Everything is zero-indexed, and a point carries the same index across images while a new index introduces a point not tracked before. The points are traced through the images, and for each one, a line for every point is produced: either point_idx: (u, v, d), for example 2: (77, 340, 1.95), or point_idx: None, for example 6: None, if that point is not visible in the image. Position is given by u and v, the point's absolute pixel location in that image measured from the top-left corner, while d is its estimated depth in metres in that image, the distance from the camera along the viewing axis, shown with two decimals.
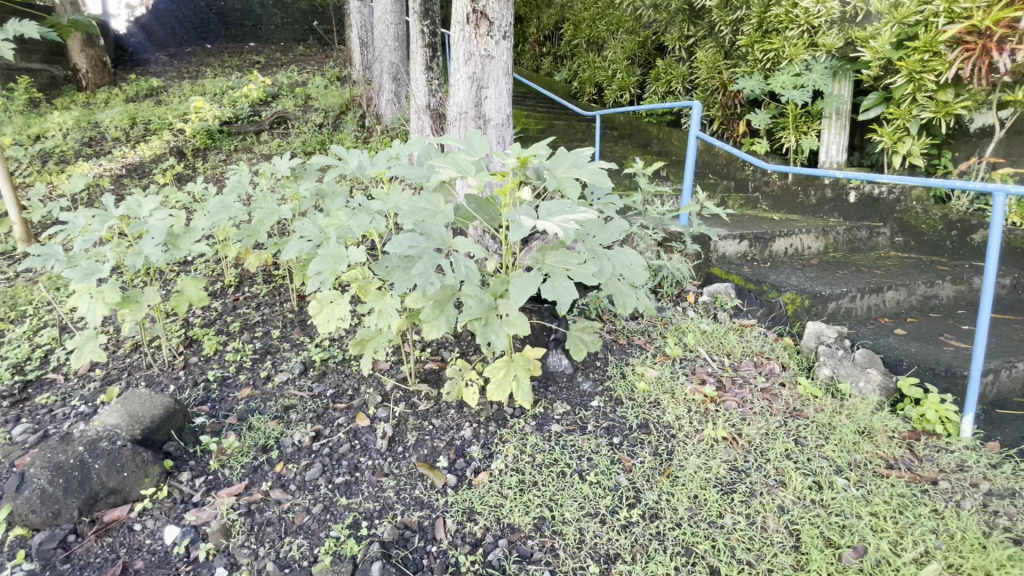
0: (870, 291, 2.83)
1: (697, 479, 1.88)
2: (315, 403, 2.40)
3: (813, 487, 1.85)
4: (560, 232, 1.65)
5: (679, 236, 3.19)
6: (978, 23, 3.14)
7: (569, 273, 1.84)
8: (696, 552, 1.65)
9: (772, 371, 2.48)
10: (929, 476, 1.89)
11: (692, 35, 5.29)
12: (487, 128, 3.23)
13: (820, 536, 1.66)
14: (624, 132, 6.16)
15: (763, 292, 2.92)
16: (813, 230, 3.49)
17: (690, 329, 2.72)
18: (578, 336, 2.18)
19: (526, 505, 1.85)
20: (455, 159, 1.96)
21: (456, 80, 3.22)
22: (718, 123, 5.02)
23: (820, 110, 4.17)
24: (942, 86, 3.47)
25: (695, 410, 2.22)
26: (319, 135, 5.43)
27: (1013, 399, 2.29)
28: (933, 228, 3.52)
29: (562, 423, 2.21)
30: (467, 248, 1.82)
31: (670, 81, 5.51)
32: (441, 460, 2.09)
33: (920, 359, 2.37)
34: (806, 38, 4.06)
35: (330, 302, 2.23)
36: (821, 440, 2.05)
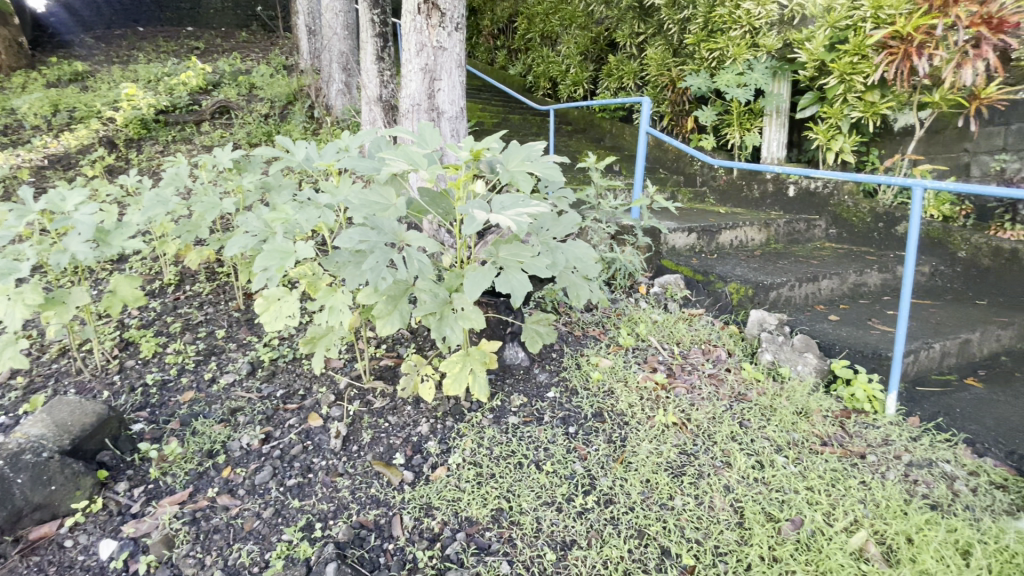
0: (807, 280, 3.00)
1: (648, 464, 1.95)
2: (264, 405, 2.32)
3: (756, 466, 1.95)
4: (512, 226, 1.65)
5: (631, 229, 3.27)
6: (901, 27, 3.38)
7: (523, 266, 1.85)
8: (648, 534, 1.71)
9: (719, 358, 2.59)
10: (859, 450, 2.03)
11: (643, 32, 5.40)
12: (440, 120, 3.18)
13: (761, 512, 1.75)
14: (578, 127, 6.24)
15: (710, 282, 3.05)
16: (756, 223, 3.68)
17: (642, 319, 2.81)
18: (533, 328, 2.21)
19: (483, 497, 1.86)
20: (406, 151, 1.93)
21: (408, 71, 3.16)
22: (667, 119, 5.13)
23: (762, 108, 4.37)
24: (869, 87, 3.71)
25: (647, 398, 2.30)
26: (265, 127, 5.20)
27: (931, 376, 2.49)
28: (862, 221, 3.77)
29: (519, 415, 2.23)
30: (420, 242, 1.80)
31: (621, 77, 5.61)
32: (397, 456, 2.06)
33: (851, 343, 2.52)
34: (748, 38, 4.26)
35: (277, 300, 2.16)
36: (762, 421, 2.16)
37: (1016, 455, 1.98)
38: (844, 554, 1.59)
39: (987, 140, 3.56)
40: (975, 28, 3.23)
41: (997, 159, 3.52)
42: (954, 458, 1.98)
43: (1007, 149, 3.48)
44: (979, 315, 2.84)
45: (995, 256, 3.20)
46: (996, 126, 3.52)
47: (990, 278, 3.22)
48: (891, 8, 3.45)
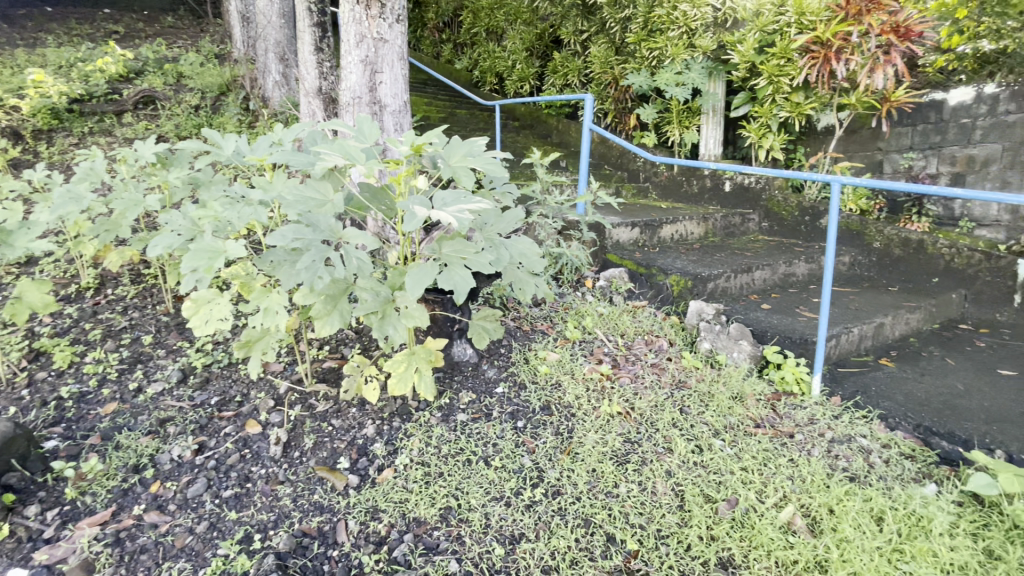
0: (742, 271, 3.16)
1: (594, 454, 2.00)
2: (197, 413, 2.19)
3: (695, 450, 2.04)
4: (454, 222, 1.64)
5: (577, 225, 3.32)
6: (822, 33, 3.65)
7: (467, 262, 1.83)
8: (595, 522, 1.75)
9: (661, 347, 2.69)
10: (788, 430, 2.17)
11: (586, 31, 5.51)
12: (383, 114, 3.09)
13: (700, 494, 1.83)
14: (525, 123, 6.26)
15: (652, 275, 3.15)
16: (695, 217, 3.83)
17: (588, 312, 2.87)
18: (480, 325, 2.20)
19: (432, 497, 1.84)
20: (343, 145, 1.87)
21: (347, 63, 3.05)
22: (611, 116, 5.22)
23: (699, 106, 4.54)
24: (794, 89, 3.94)
25: (593, 389, 2.35)
26: (195, 118, 4.89)
27: (850, 358, 2.69)
28: (790, 214, 4.01)
29: (468, 412, 2.23)
30: (359, 240, 1.75)
31: (566, 74, 5.68)
32: (342, 461, 2.01)
33: (781, 330, 2.67)
34: (685, 39, 4.42)
35: (207, 302, 2.04)
36: (702, 407, 2.26)
37: (922, 427, 2.14)
38: (774, 528, 1.69)
39: (898, 139, 3.87)
40: (886, 36, 3.53)
41: (905, 158, 3.84)
42: (870, 433, 2.14)
43: (914, 147, 3.81)
44: (891, 301, 3.09)
45: (904, 246, 3.49)
46: (904, 127, 3.84)
47: (901, 267, 3.51)
48: (812, 15, 3.72)
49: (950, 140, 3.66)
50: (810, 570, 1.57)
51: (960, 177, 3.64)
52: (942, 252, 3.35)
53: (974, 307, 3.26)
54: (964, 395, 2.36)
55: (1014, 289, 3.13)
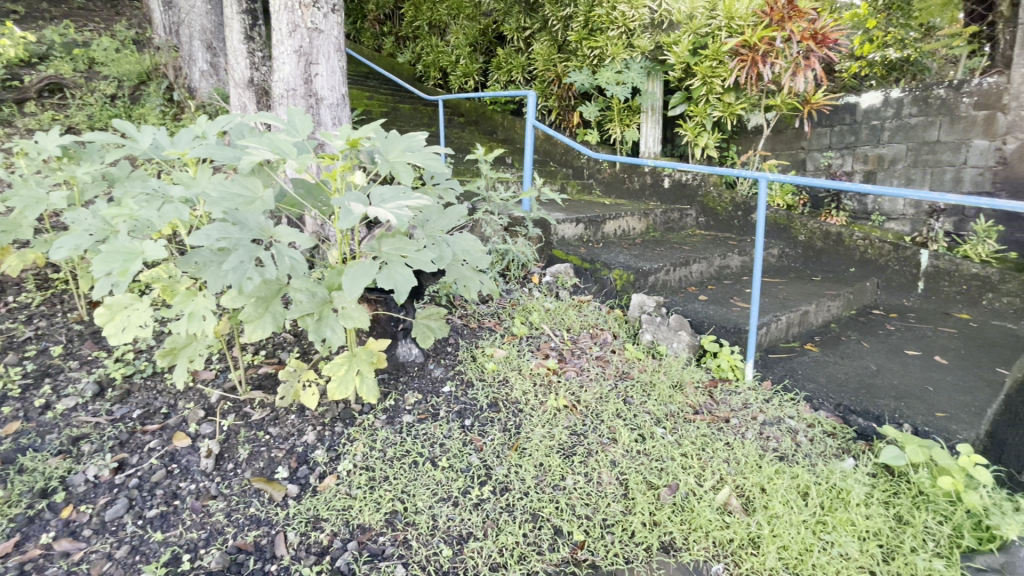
0: (680, 265, 3.28)
1: (541, 448, 2.01)
2: (116, 429, 2.02)
3: (638, 439, 2.10)
4: (392, 219, 1.59)
5: (522, 221, 3.33)
6: (749, 37, 3.84)
7: (407, 260, 1.79)
8: (542, 515, 1.76)
9: (605, 340, 2.75)
10: (724, 415, 2.27)
11: (529, 27, 5.55)
12: (320, 107, 2.96)
13: (643, 481, 1.88)
14: (470, 118, 6.23)
15: (597, 270, 3.22)
16: (636, 213, 3.94)
17: (535, 308, 2.89)
18: (425, 324, 2.16)
19: (377, 502, 1.79)
20: (272, 139, 1.78)
21: (279, 53, 2.90)
22: (555, 113, 5.27)
23: (639, 105, 4.64)
24: (726, 90, 4.14)
25: (540, 383, 2.37)
26: (111, 109, 4.50)
27: (779, 344, 2.86)
28: (724, 210, 4.20)
29: (414, 413, 2.18)
30: (291, 238, 1.67)
31: (510, 70, 5.68)
32: (280, 470, 1.91)
33: (717, 320, 2.79)
34: (624, 39, 4.51)
35: (124, 308, 1.89)
36: (644, 397, 2.34)
37: (842, 406, 2.30)
38: (711, 510, 1.76)
39: (818, 139, 4.14)
40: (806, 42, 3.77)
41: (825, 156, 4.12)
42: (797, 414, 2.28)
43: (832, 147, 4.09)
44: (814, 290, 3.31)
45: (825, 239, 3.75)
46: (824, 127, 4.11)
47: (822, 258, 3.78)
48: (740, 20, 3.96)
49: (862, 140, 3.95)
50: (745, 547, 1.65)
51: (872, 175, 3.93)
52: (858, 244, 3.63)
53: (886, 294, 3.55)
54: (877, 374, 2.56)
55: (918, 276, 3.44)
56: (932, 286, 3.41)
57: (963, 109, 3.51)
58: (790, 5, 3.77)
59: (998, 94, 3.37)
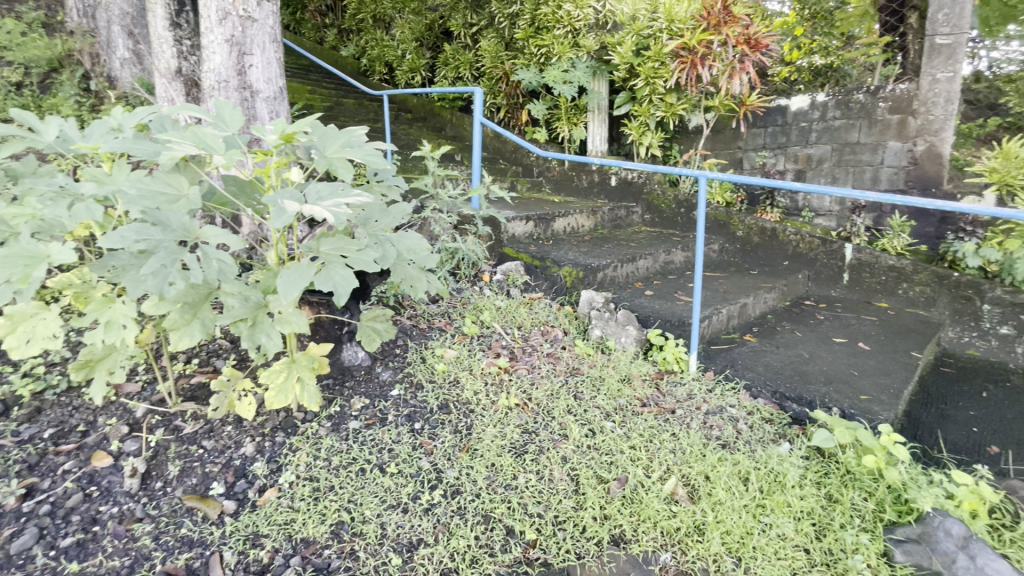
0: (627, 261, 3.35)
1: (493, 448, 1.99)
2: (23, 451, 1.83)
3: (589, 434, 2.13)
4: (330, 218, 1.53)
5: (472, 219, 3.29)
6: (689, 40, 3.98)
7: (348, 261, 1.73)
8: (494, 517, 1.75)
9: (556, 337, 2.77)
10: (670, 407, 2.34)
11: (477, 24, 5.56)
12: (255, 101, 2.80)
13: (593, 476, 1.90)
14: (418, 115, 6.12)
15: (547, 267, 3.23)
16: (585, 210, 3.99)
17: (487, 306, 2.87)
18: (370, 326, 2.10)
19: (322, 514, 1.72)
20: (196, 132, 1.66)
21: (208, 42, 2.72)
22: (503, 111, 5.25)
23: (585, 104, 4.70)
24: (668, 91, 4.26)
25: (491, 382, 2.35)
26: (16, 98, 4.08)
27: (721, 336, 2.98)
28: (668, 207, 4.32)
29: (361, 419, 2.11)
30: (219, 239, 1.57)
31: (458, 67, 5.60)
32: (215, 486, 1.80)
33: (662, 314, 2.87)
34: (570, 38, 4.53)
35: (29, 318, 1.71)
36: (594, 392, 2.37)
37: (778, 393, 2.42)
38: (659, 500, 1.80)
39: (753, 139, 4.35)
40: (741, 47, 3.95)
41: (759, 156, 4.33)
42: (737, 402, 2.38)
43: (766, 147, 4.30)
44: (752, 283, 3.47)
45: (761, 234, 3.94)
46: (759, 128, 4.32)
47: (759, 253, 3.97)
48: (680, 23, 4.09)
49: (793, 140, 4.18)
50: (691, 534, 1.70)
51: (802, 173, 4.17)
52: (791, 239, 3.83)
53: (816, 286, 3.79)
54: (809, 361, 2.72)
55: (843, 268, 3.68)
56: (856, 278, 3.65)
57: (879, 113, 3.77)
58: (725, 10, 3.93)
59: (910, 99, 3.64)
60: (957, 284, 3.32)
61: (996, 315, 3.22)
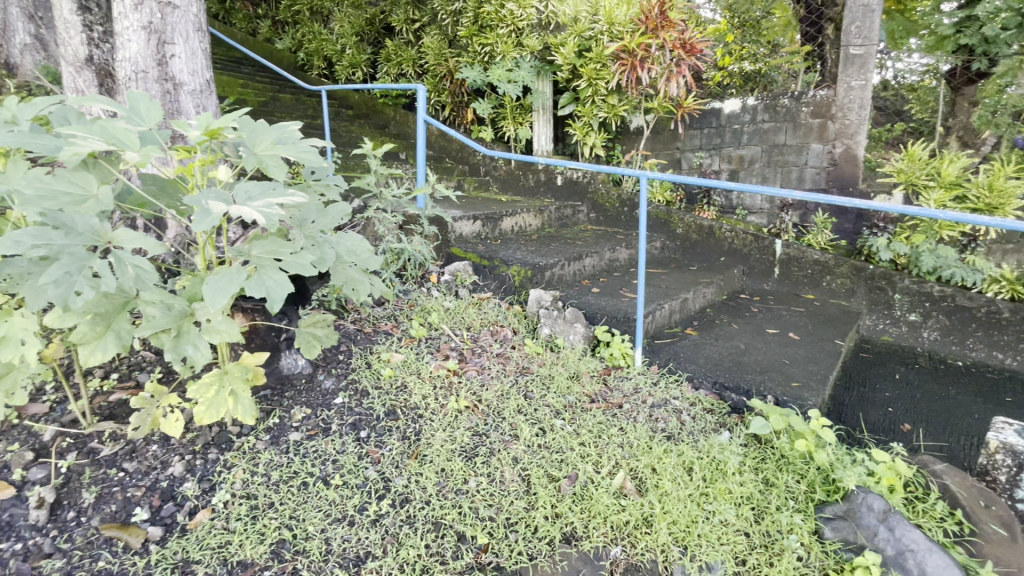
0: (574, 259, 3.39)
1: (442, 453, 1.96)
2: None
3: (539, 433, 2.13)
4: (260, 219, 1.44)
5: (417, 219, 3.22)
6: (628, 43, 4.09)
7: (282, 264, 1.64)
8: (445, 523, 1.71)
9: (505, 337, 2.76)
10: (617, 401, 2.38)
11: (419, 20, 5.48)
12: (179, 93, 2.60)
13: (544, 475, 1.90)
14: (360, 112, 5.94)
15: (495, 267, 3.21)
16: (532, 210, 4.01)
17: (434, 308, 2.82)
18: (309, 333, 2.01)
19: (260, 533, 1.62)
20: (106, 126, 1.52)
21: (122, 28, 2.48)
22: (448, 109, 5.18)
23: (530, 104, 4.72)
24: (610, 92, 4.38)
25: (440, 386, 2.31)
26: None
27: (664, 330, 3.08)
28: (613, 206, 4.41)
29: (302, 430, 2.02)
30: (134, 243, 1.44)
31: (401, 63, 5.47)
32: (138, 512, 1.65)
33: (609, 311, 2.92)
34: (513, 38, 4.53)
35: None
36: (544, 390, 2.38)
37: (718, 383, 2.53)
38: (609, 495, 1.83)
39: (690, 141, 4.54)
40: (677, 51, 4.08)
41: (697, 156, 4.52)
42: (681, 394, 2.46)
43: (702, 148, 4.50)
44: (692, 278, 3.61)
45: (699, 231, 4.14)
46: (695, 130, 4.51)
47: (697, 249, 4.16)
48: (620, 26, 4.19)
49: (727, 142, 4.38)
50: (640, 527, 1.74)
51: (735, 173, 4.38)
52: (726, 236, 4.03)
53: (749, 280, 4.02)
54: (745, 352, 2.86)
55: (774, 263, 3.90)
56: (785, 272, 3.89)
57: (802, 117, 4.01)
58: (662, 15, 4.06)
59: (828, 105, 3.88)
60: (872, 276, 3.57)
61: (906, 303, 3.46)
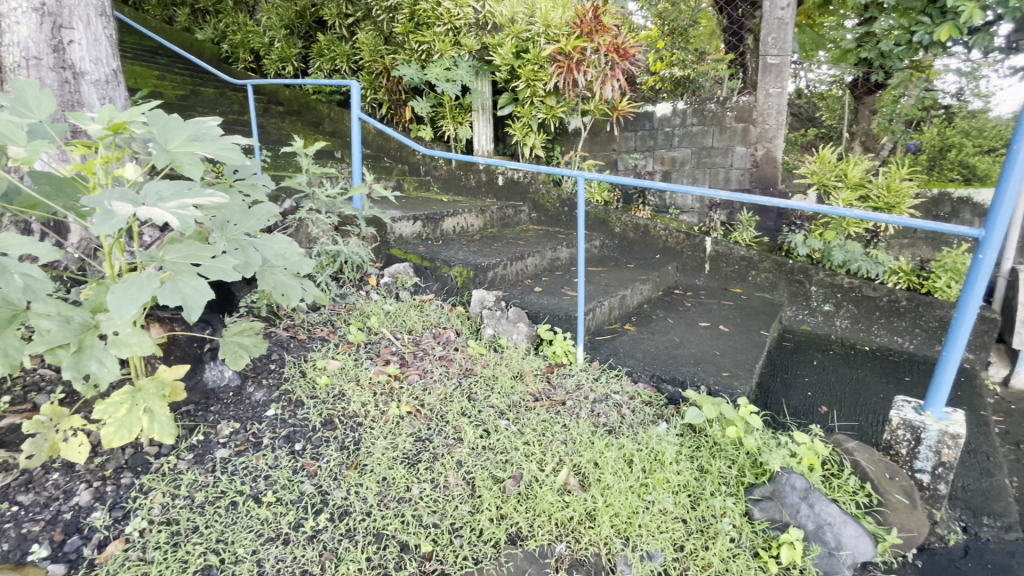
0: (516, 259, 3.40)
1: (383, 461, 1.90)
2: None
3: (483, 434, 2.11)
4: (176, 222, 1.33)
5: (354, 219, 3.10)
6: (565, 45, 4.15)
7: (201, 270, 1.53)
8: (387, 534, 1.66)
9: (448, 339, 2.73)
10: (560, 399, 2.41)
11: (353, 15, 5.30)
12: (80, 83, 2.36)
13: (488, 477, 1.89)
14: (292, 109, 5.68)
15: (437, 268, 3.17)
16: (473, 210, 3.99)
17: (374, 311, 2.74)
18: (235, 342, 1.90)
19: (183, 560, 1.50)
20: None
21: (6, 8, 2.20)
22: (386, 107, 5.05)
23: (469, 104, 4.70)
24: (548, 93, 4.45)
25: (380, 392, 2.23)
26: None
27: (604, 327, 3.16)
28: (553, 206, 4.47)
29: (230, 446, 1.89)
30: (23, 249, 1.30)
31: (334, 58, 5.26)
32: (36, 549, 1.47)
33: (551, 310, 2.95)
34: (450, 36, 4.48)
35: None
36: (488, 391, 2.37)
37: (655, 376, 2.62)
38: (553, 492, 1.84)
39: (625, 142, 4.70)
40: (611, 55, 4.17)
41: (632, 158, 4.68)
42: (621, 388, 2.53)
43: (637, 150, 4.67)
44: (629, 276, 3.73)
45: (636, 231, 4.31)
46: (629, 132, 4.67)
47: (634, 248, 4.33)
48: (556, 29, 4.27)
49: (659, 144, 4.57)
50: (583, 522, 1.76)
51: (668, 174, 4.56)
52: (661, 234, 4.21)
53: (683, 276, 4.21)
54: (680, 345, 2.98)
55: (705, 260, 4.11)
56: (715, 268, 4.11)
57: (727, 121, 4.22)
58: (596, 19, 4.14)
59: (750, 110, 4.11)
60: (792, 270, 3.82)
61: (821, 295, 3.75)
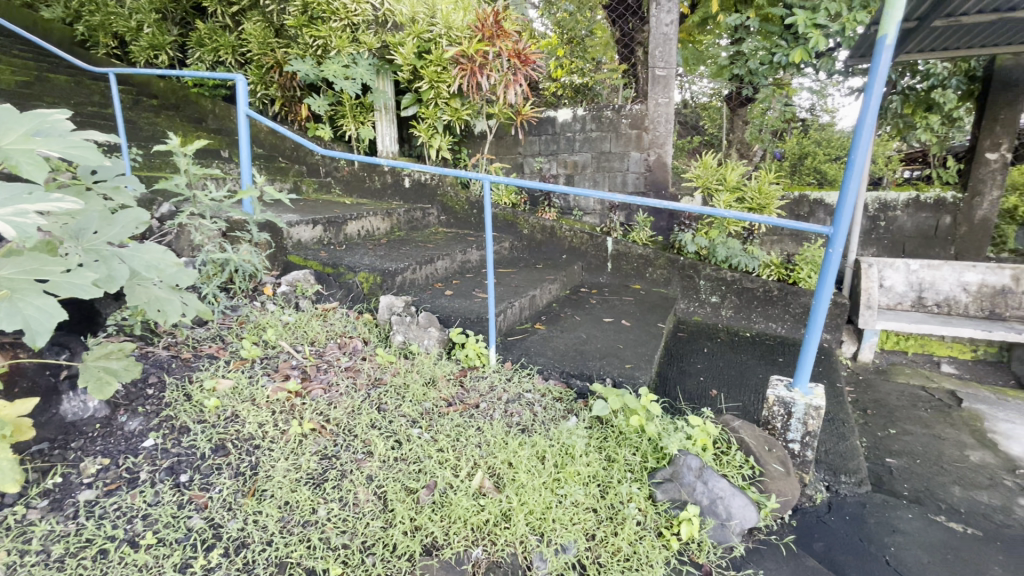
0: (425, 263, 3.33)
1: (285, 485, 1.76)
2: None
3: (395, 445, 2.04)
4: (18, 231, 1.15)
5: (244, 225, 2.86)
6: (466, 48, 4.15)
7: (50, 286, 1.34)
8: (291, 562, 1.54)
9: (355, 348, 2.62)
10: (474, 402, 2.41)
11: (236, 3, 4.88)
12: None
13: (401, 489, 1.84)
14: (168, 102, 5.12)
15: (341, 274, 3.02)
16: (379, 213, 3.85)
17: (270, 323, 2.55)
18: (100, 366, 1.68)
19: None
20: None
21: None
22: (278, 104, 4.73)
23: (371, 103, 4.56)
24: (452, 95, 4.43)
25: (279, 411, 2.07)
26: None
27: (516, 327, 3.21)
28: (461, 208, 4.44)
29: (98, 486, 1.66)
30: None
31: (216, 49, 4.84)
32: None
33: (462, 313, 2.93)
34: (348, 33, 4.29)
35: None
36: (398, 400, 2.30)
37: (564, 372, 2.71)
38: (468, 497, 1.83)
39: (530, 146, 4.84)
40: (512, 60, 4.24)
41: (537, 161, 4.83)
42: (532, 387, 2.59)
43: (541, 153, 4.82)
44: (538, 276, 3.83)
45: (543, 231, 4.46)
46: (534, 137, 4.81)
47: (542, 248, 4.47)
48: (458, 31, 4.25)
49: (562, 148, 4.73)
50: (499, 523, 1.77)
51: (571, 177, 4.75)
52: (566, 235, 4.38)
53: (588, 275, 4.40)
54: (587, 341, 3.10)
55: (607, 258, 4.33)
56: (616, 266, 4.34)
57: (623, 128, 4.46)
58: (496, 24, 4.17)
59: (642, 118, 4.36)
60: (683, 267, 4.14)
61: (709, 287, 4.10)
